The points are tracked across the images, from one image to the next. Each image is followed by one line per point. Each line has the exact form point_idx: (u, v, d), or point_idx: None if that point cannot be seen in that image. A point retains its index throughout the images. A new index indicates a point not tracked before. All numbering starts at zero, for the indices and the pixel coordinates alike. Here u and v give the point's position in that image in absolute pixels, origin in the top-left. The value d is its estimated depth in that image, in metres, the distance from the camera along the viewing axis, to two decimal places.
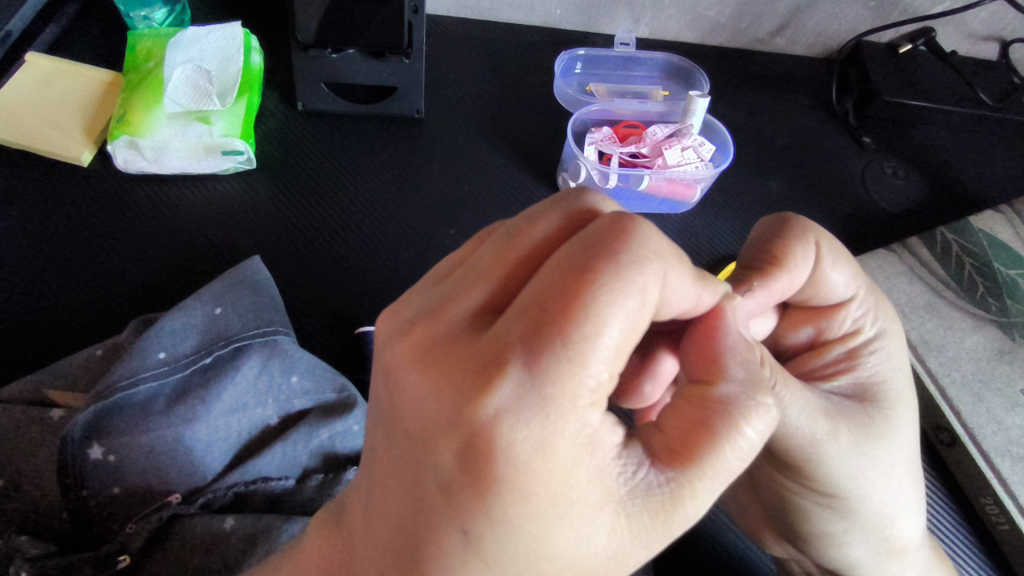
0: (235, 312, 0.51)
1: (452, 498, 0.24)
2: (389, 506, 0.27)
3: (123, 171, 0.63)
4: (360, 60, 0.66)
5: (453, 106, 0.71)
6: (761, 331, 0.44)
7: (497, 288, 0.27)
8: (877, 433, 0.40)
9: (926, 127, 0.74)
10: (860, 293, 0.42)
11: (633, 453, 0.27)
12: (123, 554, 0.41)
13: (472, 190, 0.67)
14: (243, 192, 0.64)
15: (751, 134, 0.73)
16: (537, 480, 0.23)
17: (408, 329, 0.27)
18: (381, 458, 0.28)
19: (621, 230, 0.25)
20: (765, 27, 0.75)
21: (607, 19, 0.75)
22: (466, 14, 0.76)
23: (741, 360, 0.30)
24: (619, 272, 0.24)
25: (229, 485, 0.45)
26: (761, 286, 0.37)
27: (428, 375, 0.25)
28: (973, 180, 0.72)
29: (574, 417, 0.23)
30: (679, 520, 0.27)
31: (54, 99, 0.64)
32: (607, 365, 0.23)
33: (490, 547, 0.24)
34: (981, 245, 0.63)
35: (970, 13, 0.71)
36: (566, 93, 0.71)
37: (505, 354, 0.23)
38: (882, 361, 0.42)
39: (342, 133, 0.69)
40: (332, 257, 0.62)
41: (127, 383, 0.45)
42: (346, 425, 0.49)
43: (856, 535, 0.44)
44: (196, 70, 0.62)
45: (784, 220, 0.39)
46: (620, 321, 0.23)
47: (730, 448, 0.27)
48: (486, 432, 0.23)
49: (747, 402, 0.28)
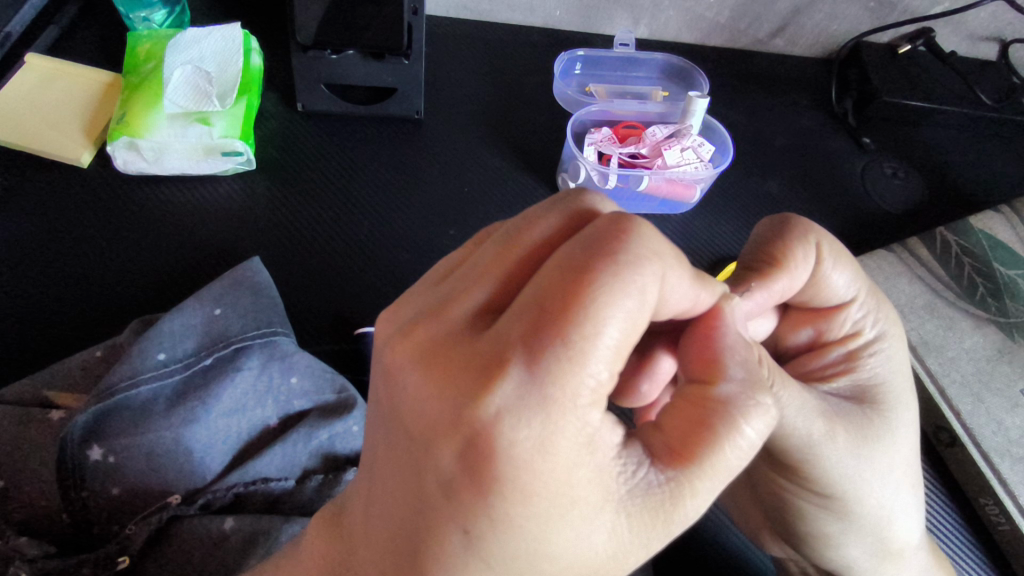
0: (235, 313, 0.51)
1: (453, 497, 0.24)
2: (389, 506, 0.27)
3: (123, 172, 0.63)
4: (360, 60, 0.66)
5: (453, 107, 0.71)
6: (762, 331, 0.44)
7: (497, 288, 0.27)
8: (876, 435, 0.40)
9: (926, 127, 0.74)
10: (862, 295, 0.42)
11: (633, 453, 0.27)
12: (123, 555, 0.41)
13: (472, 191, 0.67)
14: (243, 193, 0.64)
15: (751, 135, 0.73)
16: (537, 480, 0.23)
17: (408, 329, 0.27)
18: (382, 459, 0.28)
19: (620, 230, 0.25)
20: (765, 27, 0.75)
21: (607, 19, 0.75)
22: (465, 15, 0.76)
23: (740, 359, 0.30)
24: (618, 272, 0.24)
25: (229, 486, 0.45)
26: (760, 287, 0.37)
27: (429, 376, 0.25)
28: (973, 180, 0.72)
29: (574, 416, 0.23)
30: (679, 519, 0.27)
31: (54, 99, 0.64)
32: (607, 365, 0.23)
33: (490, 546, 0.24)
34: (982, 245, 0.63)
35: (970, 13, 0.71)
36: (566, 93, 0.71)
37: (506, 355, 0.23)
38: (882, 363, 0.42)
39: (341, 134, 0.69)
40: (332, 258, 0.62)
41: (127, 384, 0.45)
42: (346, 426, 0.49)
43: (854, 536, 0.44)
44: (196, 71, 0.62)
45: (785, 222, 0.39)
46: (619, 321, 0.23)
47: (729, 448, 0.27)
48: (487, 432, 0.23)
49: (747, 401, 0.28)
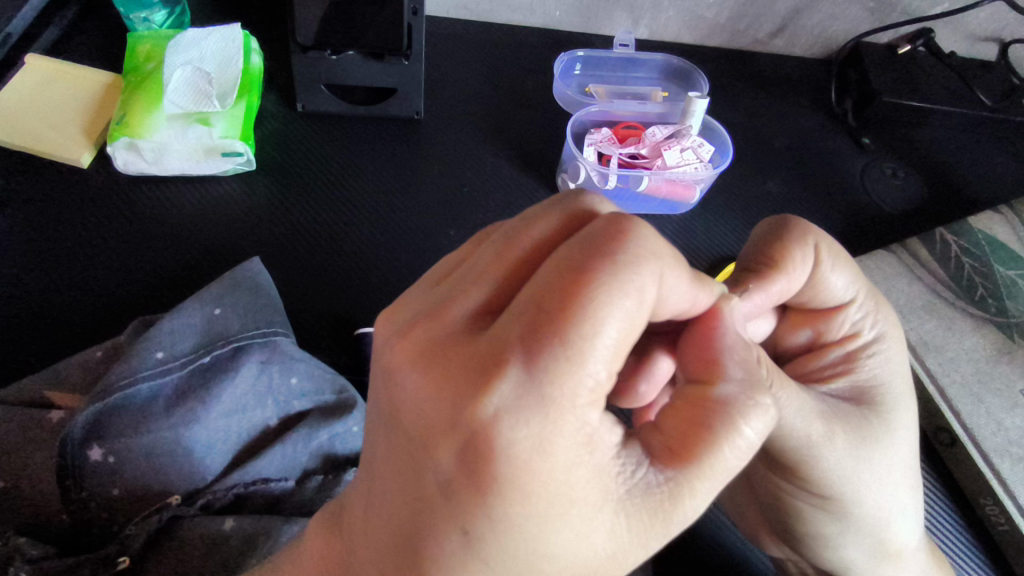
0: (234, 313, 0.51)
1: (452, 497, 0.24)
2: (389, 506, 0.27)
3: (123, 172, 0.63)
4: (360, 61, 0.66)
5: (453, 107, 0.71)
6: (761, 333, 0.44)
7: (496, 288, 0.27)
8: (874, 435, 0.40)
9: (925, 127, 0.74)
10: (861, 296, 0.42)
11: (632, 453, 0.27)
12: (123, 555, 0.41)
13: (472, 191, 0.67)
14: (243, 193, 0.64)
15: (751, 135, 0.73)
16: (536, 479, 0.23)
17: (408, 329, 0.27)
18: (381, 458, 0.28)
19: (618, 230, 0.25)
20: (764, 27, 0.75)
21: (607, 20, 0.75)
22: (465, 16, 0.76)
23: (739, 359, 0.30)
24: (616, 272, 0.24)
25: (229, 486, 0.45)
26: (758, 288, 0.37)
27: (428, 375, 0.25)
28: (973, 181, 0.72)
29: (573, 416, 0.23)
30: (678, 519, 0.27)
31: (54, 99, 0.64)
32: (606, 365, 0.23)
33: (489, 546, 0.24)
34: (981, 246, 0.63)
35: (970, 13, 0.71)
36: (566, 94, 0.72)
37: (504, 354, 0.23)
38: (881, 364, 0.42)
39: (341, 135, 0.69)
40: (332, 258, 0.62)
41: (126, 383, 0.45)
42: (346, 426, 0.49)
43: (852, 537, 0.44)
44: (196, 72, 0.62)
45: (784, 223, 0.39)
46: (618, 321, 0.23)
47: (728, 448, 0.27)
48: (487, 431, 0.23)
49: (746, 401, 0.28)
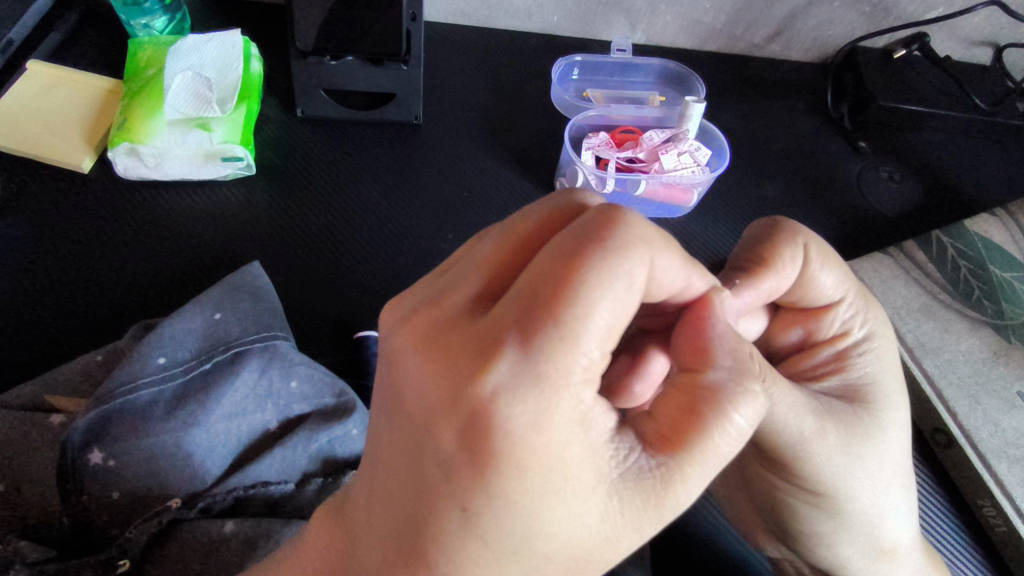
0: (235, 317, 0.51)
1: (451, 476, 0.24)
2: (389, 492, 0.27)
3: (123, 178, 0.63)
4: (359, 67, 0.66)
5: (452, 112, 0.72)
6: (753, 331, 0.45)
7: (493, 278, 0.27)
8: (866, 431, 0.41)
9: (920, 131, 0.75)
10: (850, 295, 0.42)
11: (625, 438, 0.27)
12: (123, 559, 0.41)
13: (471, 195, 0.67)
14: (244, 196, 0.65)
15: (748, 139, 0.74)
16: (531, 456, 0.24)
17: (409, 316, 0.27)
18: (383, 445, 0.28)
19: (609, 220, 0.25)
20: (760, 33, 0.76)
21: (604, 25, 0.76)
22: (463, 21, 0.77)
23: (729, 349, 0.30)
24: (606, 256, 0.24)
25: (229, 489, 0.45)
26: (746, 285, 0.37)
27: (429, 358, 0.25)
28: (967, 183, 0.72)
29: (568, 394, 0.24)
30: (671, 504, 0.27)
31: (53, 107, 0.64)
32: (599, 344, 0.24)
33: (487, 525, 0.25)
34: (977, 248, 0.63)
35: (963, 18, 0.72)
36: (564, 99, 0.72)
37: (502, 336, 0.24)
38: (871, 363, 0.43)
39: (340, 140, 0.69)
40: (331, 261, 0.63)
41: (126, 388, 0.45)
42: (345, 429, 0.50)
43: (845, 534, 0.44)
44: (196, 79, 0.63)
45: (773, 223, 0.40)
46: (609, 303, 0.24)
47: (719, 436, 0.27)
48: (485, 408, 0.23)
49: (736, 388, 0.28)
